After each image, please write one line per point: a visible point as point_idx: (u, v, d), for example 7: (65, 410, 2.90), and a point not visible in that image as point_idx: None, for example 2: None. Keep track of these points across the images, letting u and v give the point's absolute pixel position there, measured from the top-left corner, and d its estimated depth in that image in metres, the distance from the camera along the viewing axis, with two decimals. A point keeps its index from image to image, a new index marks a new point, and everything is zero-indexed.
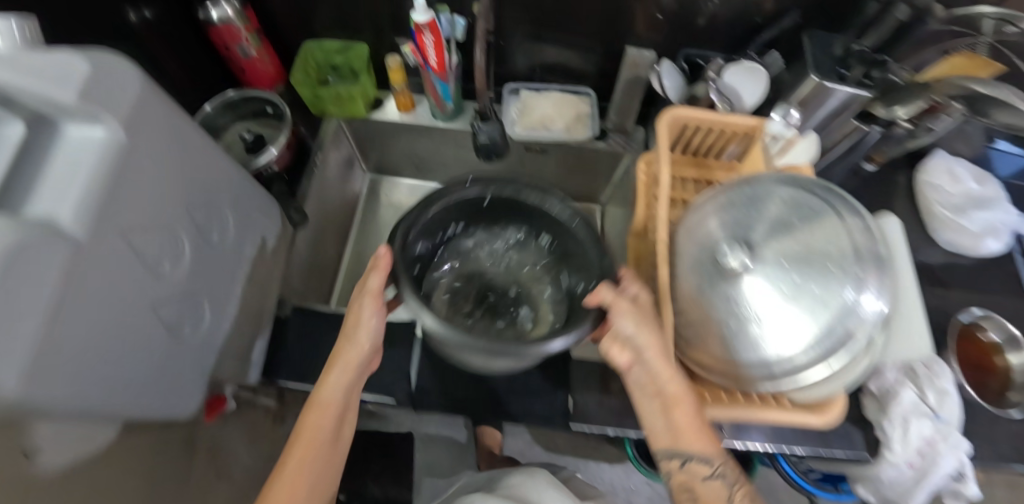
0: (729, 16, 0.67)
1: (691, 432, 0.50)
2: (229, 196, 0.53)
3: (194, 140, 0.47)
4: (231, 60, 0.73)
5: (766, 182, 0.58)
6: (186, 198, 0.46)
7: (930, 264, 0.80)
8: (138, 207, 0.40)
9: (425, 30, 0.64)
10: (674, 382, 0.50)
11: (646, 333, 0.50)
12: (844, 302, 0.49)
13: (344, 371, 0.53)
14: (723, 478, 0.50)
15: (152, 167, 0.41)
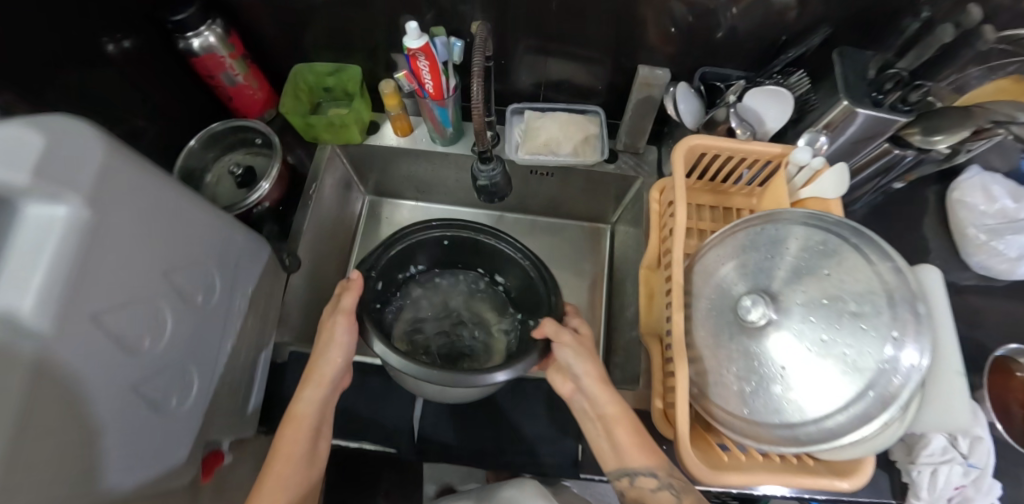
0: (750, 34, 0.61)
1: (630, 444, 0.52)
2: (213, 251, 0.50)
3: (173, 203, 0.44)
4: (217, 88, 0.69)
5: (790, 223, 0.54)
6: (165, 265, 0.43)
7: (961, 288, 0.76)
8: (111, 285, 0.37)
9: (419, 55, 0.59)
10: (609, 402, 0.54)
11: (585, 361, 0.55)
12: (879, 360, 0.44)
13: (317, 385, 0.54)
14: (670, 488, 0.50)
15: (126, 239, 0.38)
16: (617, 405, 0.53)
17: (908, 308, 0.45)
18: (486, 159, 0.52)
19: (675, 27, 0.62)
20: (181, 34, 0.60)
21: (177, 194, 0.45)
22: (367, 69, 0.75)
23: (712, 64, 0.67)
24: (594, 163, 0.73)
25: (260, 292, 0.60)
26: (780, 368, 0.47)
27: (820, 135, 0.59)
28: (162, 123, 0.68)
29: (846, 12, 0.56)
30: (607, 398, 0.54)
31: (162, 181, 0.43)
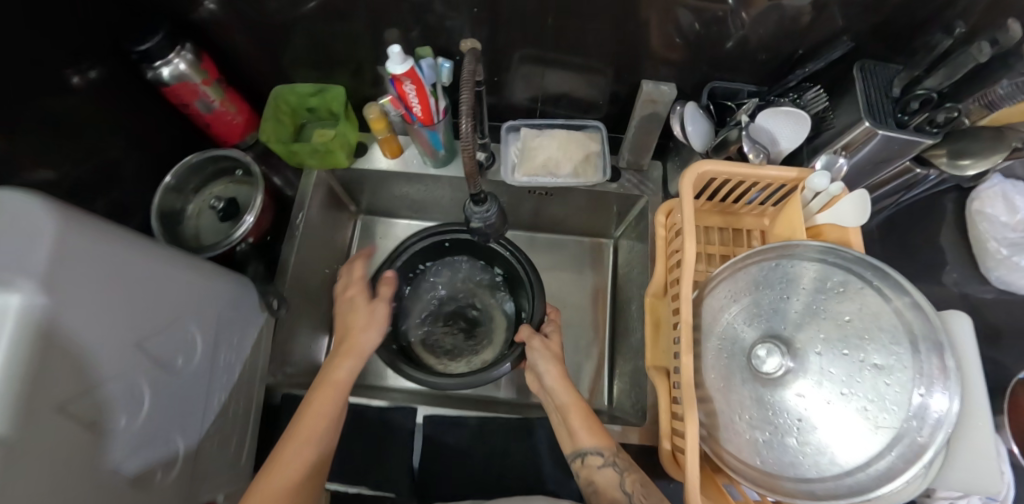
0: (765, 47, 0.57)
1: (583, 428, 0.53)
2: (188, 308, 0.47)
3: (141, 267, 0.41)
4: (194, 115, 0.65)
5: (805, 257, 0.50)
6: (137, 335, 0.40)
7: (978, 304, 0.73)
8: (81, 368, 0.34)
9: (405, 80, 0.55)
10: (566, 394, 0.57)
11: (549, 363, 0.60)
12: (897, 412, 0.41)
13: (356, 357, 0.55)
14: (615, 466, 0.50)
15: (94, 318, 0.35)
16: (573, 398, 0.56)
17: (933, 357, 0.42)
18: (480, 201, 0.48)
19: (682, 39, 0.57)
20: (148, 64, 0.56)
21: (144, 257, 0.42)
22: (353, 87, 0.71)
23: (722, 77, 0.62)
24: (596, 184, 0.69)
25: (248, 337, 0.57)
26: (797, 419, 0.45)
27: (838, 157, 0.55)
28: (138, 154, 0.63)
29: (872, 23, 0.51)
30: (564, 393, 0.57)
31: (126, 247, 0.40)
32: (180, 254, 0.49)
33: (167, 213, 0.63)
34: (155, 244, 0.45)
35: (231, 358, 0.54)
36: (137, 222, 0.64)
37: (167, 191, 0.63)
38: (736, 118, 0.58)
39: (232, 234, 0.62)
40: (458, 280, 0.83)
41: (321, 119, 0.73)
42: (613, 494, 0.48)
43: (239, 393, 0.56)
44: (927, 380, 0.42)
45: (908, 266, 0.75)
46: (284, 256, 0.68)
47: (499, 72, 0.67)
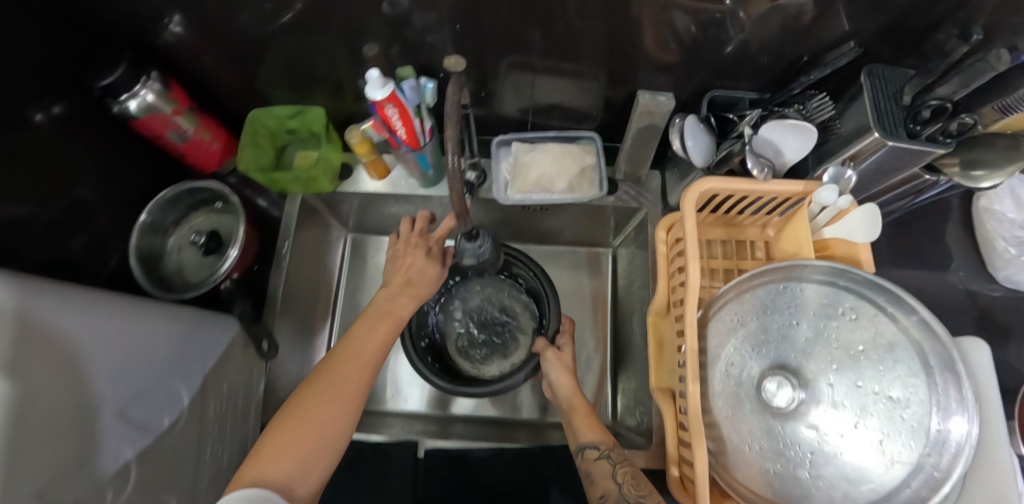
0: (767, 51, 0.53)
1: (586, 426, 0.56)
2: (176, 368, 0.45)
3: (121, 324, 0.40)
4: (169, 146, 0.62)
5: (808, 278, 0.48)
6: (118, 398, 0.38)
7: (986, 303, 0.71)
8: (62, 426, 0.32)
9: (387, 105, 0.52)
10: (574, 397, 0.59)
11: (561, 373, 0.62)
12: (911, 444, 0.40)
13: (413, 297, 0.59)
14: (610, 459, 0.50)
15: (76, 373, 0.34)
16: (580, 400, 0.59)
17: (948, 383, 0.40)
18: (471, 235, 0.45)
19: (679, 46, 0.53)
20: (113, 98, 0.54)
21: (122, 314, 0.41)
22: (334, 105, 0.67)
23: (722, 83, 0.59)
24: (592, 198, 0.67)
25: (237, 379, 0.56)
26: (809, 451, 0.43)
27: (846, 168, 0.53)
28: (114, 188, 0.60)
29: (880, 25, 0.48)
30: (571, 393, 0.60)
31: (101, 305, 0.39)
32: (158, 310, 0.47)
33: (145, 250, 0.61)
34: (132, 299, 0.44)
35: (222, 404, 0.52)
36: (117, 258, 0.61)
37: (144, 228, 0.61)
38: (737, 130, 0.56)
39: (216, 272, 0.60)
40: (487, 292, 0.79)
41: (303, 140, 0.70)
42: (605, 483, 0.47)
43: (233, 437, 0.54)
44: (942, 408, 0.40)
45: (914, 267, 0.73)
46: (272, 288, 0.66)
47: (486, 84, 0.63)
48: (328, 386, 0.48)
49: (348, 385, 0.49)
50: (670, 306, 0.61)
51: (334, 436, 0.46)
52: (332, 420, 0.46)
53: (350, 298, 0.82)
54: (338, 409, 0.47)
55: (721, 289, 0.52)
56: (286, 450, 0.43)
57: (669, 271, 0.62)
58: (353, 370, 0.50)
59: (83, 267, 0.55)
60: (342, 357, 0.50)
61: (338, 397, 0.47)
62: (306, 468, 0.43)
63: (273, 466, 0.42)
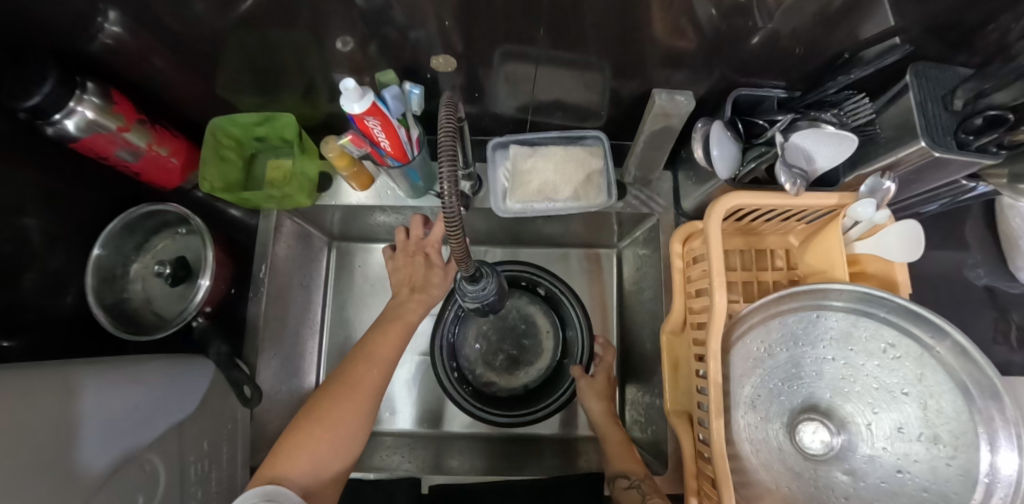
0: (803, 42, 0.47)
1: (620, 457, 0.56)
2: (157, 439, 0.42)
3: (120, 374, 0.42)
4: (120, 165, 0.54)
5: (838, 305, 0.44)
6: (98, 446, 0.37)
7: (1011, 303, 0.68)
8: (41, 432, 0.33)
9: (367, 118, 0.44)
10: (612, 430, 0.61)
11: (596, 399, 0.63)
12: (954, 488, 0.38)
13: (423, 297, 0.55)
14: (640, 489, 0.49)
15: (64, 388, 0.36)
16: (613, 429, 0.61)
17: (990, 417, 0.37)
18: (473, 278, 0.39)
19: (698, 40, 0.46)
20: (45, 119, 0.45)
21: (126, 369, 0.43)
22: (308, 109, 0.59)
23: (748, 79, 0.53)
24: (599, 206, 0.61)
25: (218, 430, 0.51)
26: (843, 497, 0.41)
27: (884, 178, 0.49)
28: (62, 219, 0.52)
29: (940, 16, 0.41)
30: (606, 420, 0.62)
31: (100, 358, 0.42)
32: (153, 372, 0.46)
33: (105, 286, 0.55)
34: (151, 367, 0.46)
35: (201, 463, 0.48)
36: (74, 294, 0.54)
37: (101, 262, 0.54)
38: (765, 135, 0.51)
39: (187, 308, 0.54)
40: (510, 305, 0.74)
41: (274, 147, 0.62)
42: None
43: (218, 490, 0.50)
44: (989, 443, 0.37)
45: (934, 267, 0.68)
46: (250, 315, 0.60)
47: (479, 85, 0.55)
48: (344, 387, 0.48)
49: (364, 390, 0.48)
50: (686, 324, 0.56)
51: (348, 438, 0.46)
52: (348, 424, 0.46)
53: (338, 312, 0.79)
54: (351, 411, 0.47)
55: (742, 311, 0.47)
56: (301, 449, 0.44)
57: (685, 288, 0.57)
58: (371, 375, 0.49)
59: (36, 309, 0.49)
60: (360, 361, 0.50)
61: (352, 399, 0.47)
62: (320, 468, 0.44)
63: (293, 464, 0.43)
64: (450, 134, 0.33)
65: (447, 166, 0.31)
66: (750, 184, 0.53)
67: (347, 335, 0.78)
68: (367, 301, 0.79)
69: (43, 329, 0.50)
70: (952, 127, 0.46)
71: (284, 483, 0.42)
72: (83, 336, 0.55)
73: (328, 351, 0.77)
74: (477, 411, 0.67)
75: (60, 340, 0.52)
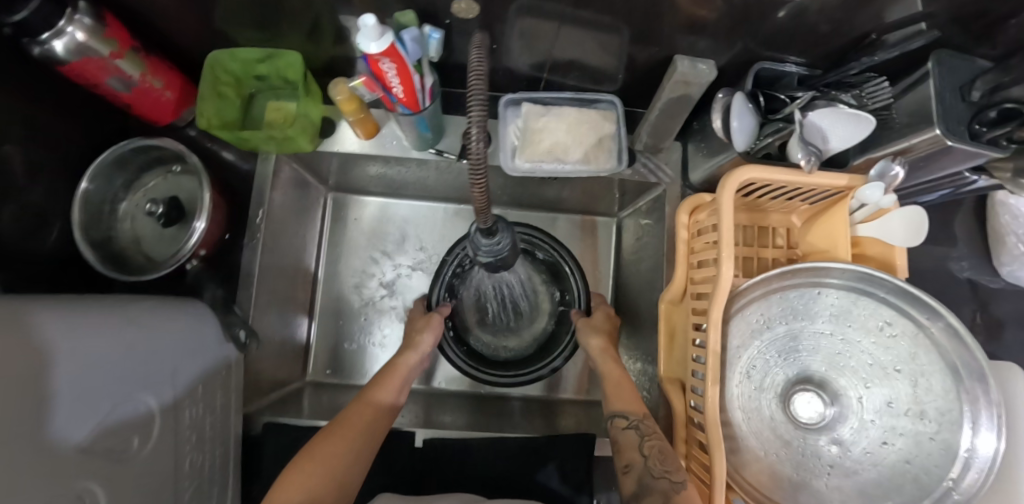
0: (831, 19, 0.46)
1: (616, 394, 0.53)
2: (145, 380, 0.40)
3: (94, 325, 0.37)
4: (109, 95, 0.51)
5: (835, 281, 0.45)
6: (85, 390, 0.34)
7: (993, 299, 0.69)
8: (19, 390, 0.28)
9: (382, 59, 0.42)
10: (608, 364, 0.58)
11: (593, 334, 0.61)
12: (933, 457, 0.40)
13: (416, 350, 0.59)
14: (637, 430, 0.48)
15: (45, 324, 0.33)
16: (616, 369, 0.57)
17: (975, 387, 0.39)
18: (488, 232, 0.38)
19: (727, 8, 0.45)
20: (30, 37, 0.42)
21: (97, 319, 0.38)
22: (311, 49, 0.56)
23: (771, 53, 0.52)
24: (608, 172, 0.60)
25: (212, 377, 0.50)
26: (828, 465, 0.43)
27: (894, 163, 0.49)
28: (44, 148, 0.49)
29: (970, 4, 0.41)
30: (603, 358, 0.58)
31: (63, 304, 0.37)
32: (134, 311, 0.43)
33: (93, 223, 0.53)
34: (128, 309, 0.43)
35: (196, 408, 0.47)
36: (59, 230, 0.52)
37: (89, 197, 0.52)
38: (783, 110, 0.50)
39: (181, 248, 0.52)
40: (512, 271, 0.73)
41: (274, 88, 0.59)
42: (631, 455, 0.46)
43: (213, 437, 0.50)
44: (972, 418, 0.39)
45: (923, 256, 0.69)
46: (246, 263, 0.58)
47: (495, 38, 0.53)
48: (338, 427, 0.47)
49: (361, 430, 0.47)
50: (685, 294, 0.57)
51: (340, 468, 0.43)
52: (342, 456, 0.44)
53: (331, 264, 0.78)
54: (342, 446, 0.45)
55: (745, 284, 0.47)
56: (301, 480, 0.41)
57: (688, 259, 0.57)
58: (369, 417, 0.49)
59: (19, 244, 0.47)
60: (362, 402, 0.50)
61: (343, 434, 0.46)
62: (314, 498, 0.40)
63: (283, 492, 0.40)
64: (481, 77, 0.31)
65: (478, 110, 0.30)
66: (762, 159, 0.52)
67: (340, 289, 0.77)
68: (362, 256, 0.78)
69: (26, 262, 0.48)
70: (967, 117, 0.46)
71: None
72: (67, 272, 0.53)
73: (320, 304, 0.77)
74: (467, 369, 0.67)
75: (44, 277, 0.50)
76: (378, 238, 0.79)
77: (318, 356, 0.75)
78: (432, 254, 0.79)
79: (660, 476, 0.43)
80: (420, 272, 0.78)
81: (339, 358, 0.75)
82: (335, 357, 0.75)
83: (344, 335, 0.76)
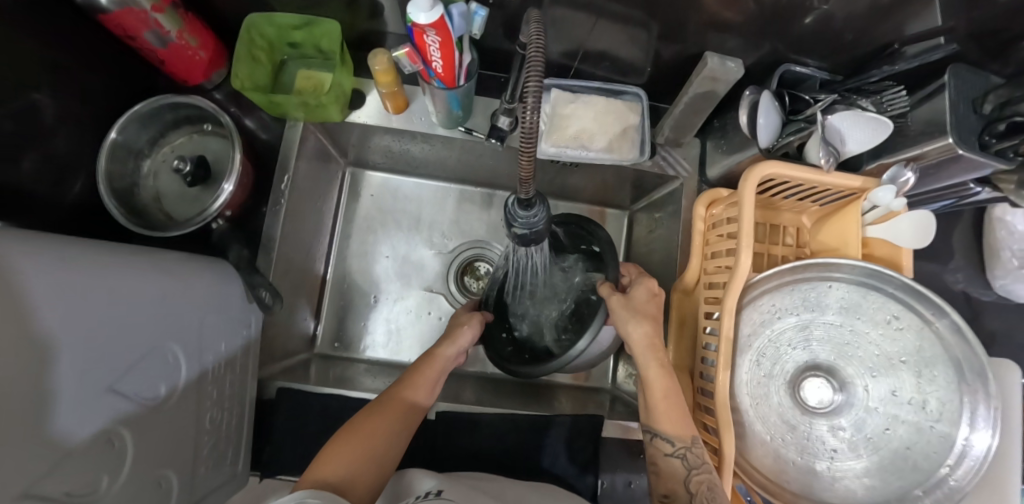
0: (855, 26, 0.48)
1: (664, 413, 0.48)
2: (168, 331, 0.41)
3: (73, 281, 0.32)
4: (144, 50, 0.51)
5: (848, 278, 0.47)
6: (113, 340, 0.34)
7: (987, 311, 0.72)
8: (9, 394, 0.25)
9: (428, 31, 0.42)
10: (650, 366, 0.50)
11: (635, 322, 0.51)
12: (934, 445, 0.43)
13: (452, 341, 0.59)
14: (684, 460, 0.45)
15: (77, 270, 0.33)
16: (658, 370, 0.49)
17: (976, 380, 0.42)
18: (526, 204, 0.40)
19: (758, 10, 0.47)
20: None
21: (76, 270, 0.33)
22: (347, 21, 0.56)
23: (796, 56, 0.54)
24: (630, 162, 0.61)
25: (234, 336, 0.50)
26: (831, 450, 0.46)
27: (906, 169, 0.52)
28: (75, 99, 0.49)
29: (989, 21, 0.44)
30: (647, 357, 0.50)
31: (34, 245, 0.31)
32: (159, 260, 0.42)
33: (120, 177, 0.53)
34: (151, 255, 0.42)
35: (218, 364, 0.47)
36: (83, 182, 0.52)
37: (119, 149, 0.52)
38: (806, 111, 0.52)
39: (207, 207, 0.52)
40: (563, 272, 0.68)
41: (307, 56, 0.60)
42: (674, 487, 0.45)
43: (230, 395, 0.50)
44: (970, 410, 0.42)
45: (921, 265, 0.72)
46: (267, 229, 0.58)
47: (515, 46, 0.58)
48: (375, 409, 0.48)
49: (400, 419, 0.48)
50: (698, 284, 0.59)
51: (381, 453, 0.45)
52: (382, 441, 0.45)
53: (344, 239, 0.78)
54: (380, 430, 0.46)
55: (760, 275, 0.49)
56: (340, 457, 0.42)
57: (703, 250, 0.59)
58: (407, 404, 0.50)
59: (47, 192, 0.47)
60: (398, 389, 0.52)
61: (380, 420, 0.47)
62: (354, 474, 0.42)
63: (327, 467, 0.41)
64: (540, 49, 0.32)
65: (534, 77, 0.31)
66: (780, 157, 0.54)
67: (353, 263, 0.78)
68: (376, 232, 0.79)
69: (53, 212, 0.48)
70: (978, 129, 0.48)
71: (325, 484, 0.40)
72: (90, 225, 0.52)
73: (331, 277, 0.77)
74: (496, 359, 0.63)
75: (69, 227, 0.50)
76: (393, 216, 0.80)
77: (327, 328, 0.75)
78: (446, 234, 0.80)
79: None
80: (433, 251, 0.79)
81: (347, 332, 0.76)
82: (343, 330, 0.76)
83: (353, 310, 0.76)
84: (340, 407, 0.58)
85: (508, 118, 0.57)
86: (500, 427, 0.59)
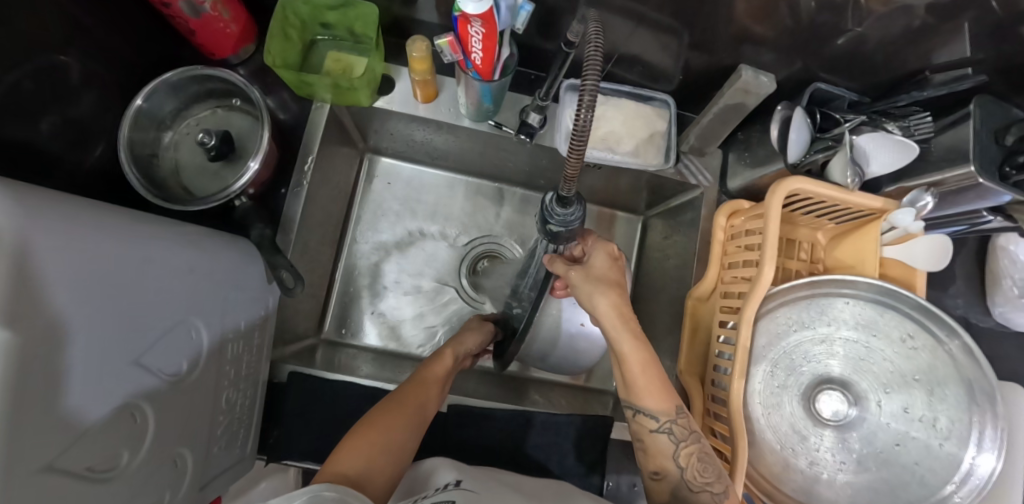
0: (888, 51, 0.49)
1: (645, 387, 0.44)
2: (190, 307, 0.40)
3: (96, 252, 0.30)
4: (175, 20, 0.50)
5: (865, 296, 0.49)
6: (139, 314, 0.33)
7: (982, 337, 0.74)
8: (31, 379, 0.24)
9: (474, 21, 0.41)
10: (621, 339, 0.44)
11: (601, 293, 0.45)
12: (939, 462, 0.45)
13: (460, 342, 0.62)
14: (670, 435, 0.44)
15: (112, 238, 0.32)
16: (631, 343, 0.44)
17: (986, 401, 0.44)
18: (564, 202, 0.40)
19: (797, 28, 0.48)
20: None
21: (96, 239, 0.30)
22: (383, 6, 0.56)
23: (827, 76, 0.55)
24: (654, 167, 0.62)
25: (252, 316, 0.50)
26: (839, 463, 0.47)
27: (926, 193, 0.52)
28: (103, 64, 0.48)
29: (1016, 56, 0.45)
30: (619, 329, 0.44)
31: (58, 208, 0.28)
32: (185, 234, 0.41)
33: (142, 145, 0.52)
34: (175, 227, 0.41)
35: (236, 343, 0.47)
36: (104, 148, 0.50)
37: (144, 116, 0.51)
38: (833, 130, 0.52)
39: (232, 184, 0.52)
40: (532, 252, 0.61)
41: (338, 38, 0.59)
42: (664, 463, 0.44)
43: (246, 375, 0.50)
44: (978, 431, 0.44)
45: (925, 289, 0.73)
46: (288, 210, 0.57)
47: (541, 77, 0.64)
48: (394, 401, 0.48)
49: (413, 411, 0.49)
50: (714, 293, 0.59)
51: (397, 443, 0.45)
52: (399, 435, 0.45)
53: (357, 225, 0.77)
54: (398, 423, 0.46)
55: (780, 288, 0.50)
56: (359, 447, 0.42)
57: (721, 260, 0.60)
58: (422, 394, 0.51)
59: (70, 158, 0.45)
60: (416, 384, 0.52)
61: (399, 416, 0.47)
62: (371, 464, 0.42)
63: (348, 455, 0.41)
64: (598, 48, 0.31)
65: (592, 78, 0.31)
66: (805, 174, 0.54)
67: (366, 249, 0.77)
68: (390, 220, 0.78)
69: (78, 178, 0.47)
70: (998, 159, 0.49)
71: (346, 474, 0.40)
72: (108, 192, 0.51)
73: (342, 263, 0.76)
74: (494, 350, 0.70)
75: (89, 192, 0.48)
76: (407, 206, 0.79)
77: (336, 313, 0.75)
78: (459, 228, 0.79)
79: (700, 489, 0.42)
80: (446, 243, 0.79)
81: (356, 319, 0.75)
82: (351, 316, 0.75)
83: (362, 298, 0.76)
84: (350, 396, 0.58)
85: (538, 114, 0.57)
86: (510, 421, 0.59)
